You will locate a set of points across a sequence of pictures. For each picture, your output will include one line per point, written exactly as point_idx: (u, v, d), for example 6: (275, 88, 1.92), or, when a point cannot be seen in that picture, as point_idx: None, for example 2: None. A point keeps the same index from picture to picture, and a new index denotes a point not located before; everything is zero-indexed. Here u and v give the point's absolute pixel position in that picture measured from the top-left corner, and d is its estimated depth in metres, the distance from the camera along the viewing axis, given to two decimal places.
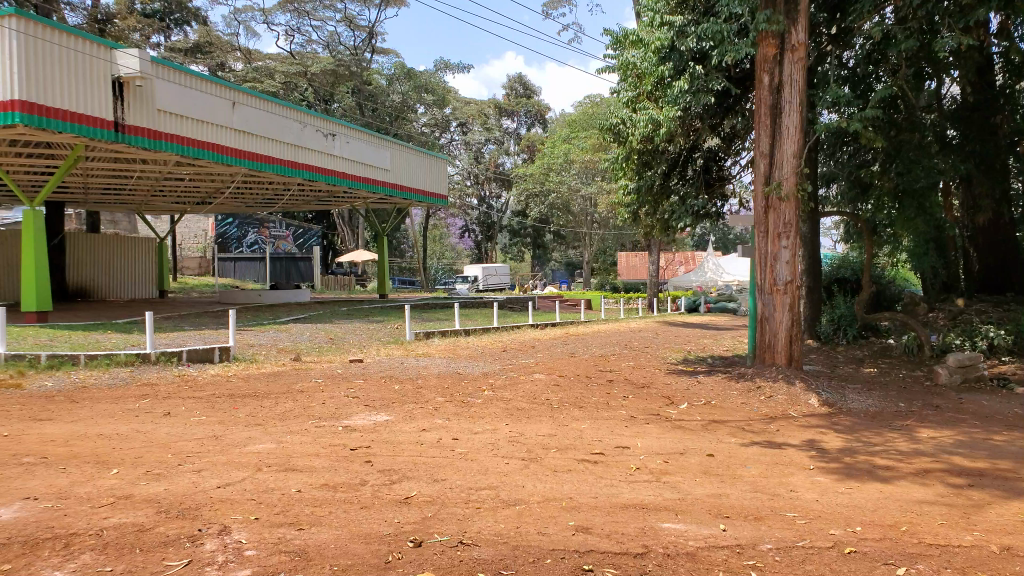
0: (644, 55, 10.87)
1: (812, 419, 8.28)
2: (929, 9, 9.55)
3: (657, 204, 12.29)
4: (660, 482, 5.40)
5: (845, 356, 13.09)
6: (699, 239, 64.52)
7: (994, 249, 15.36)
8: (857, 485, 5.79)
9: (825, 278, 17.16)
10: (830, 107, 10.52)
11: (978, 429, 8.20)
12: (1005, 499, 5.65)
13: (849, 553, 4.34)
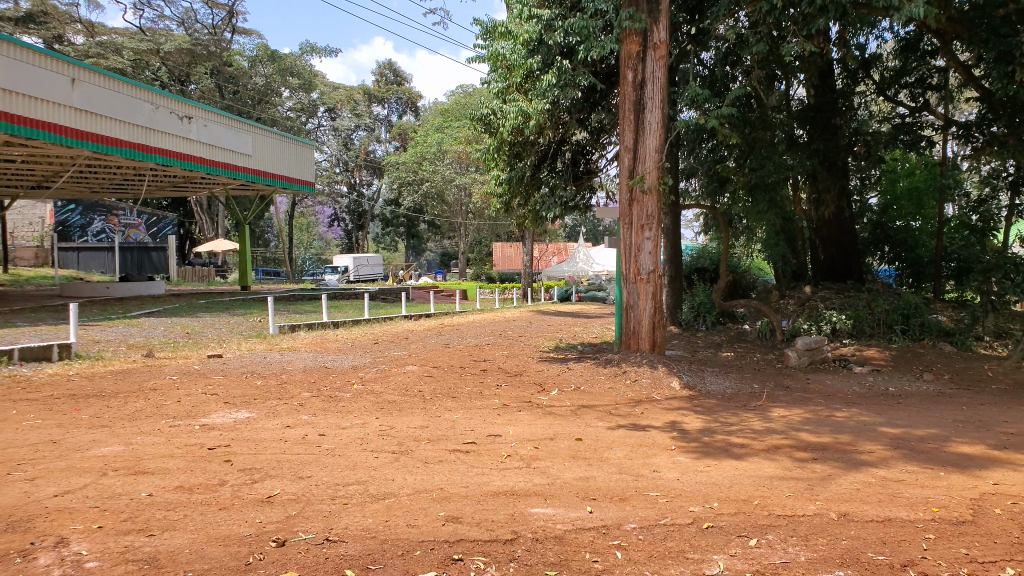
0: (513, 47, 10.85)
1: (674, 402, 8.67)
2: (776, 16, 10.22)
3: (528, 196, 12.46)
4: (530, 468, 5.49)
5: (705, 341, 13.78)
6: (572, 230, 66.11)
7: (837, 241, 16.62)
8: (714, 463, 6.13)
9: (686, 268, 17.95)
10: (690, 104, 11.00)
11: (821, 407, 8.88)
12: (844, 470, 6.15)
13: (707, 528, 4.59)
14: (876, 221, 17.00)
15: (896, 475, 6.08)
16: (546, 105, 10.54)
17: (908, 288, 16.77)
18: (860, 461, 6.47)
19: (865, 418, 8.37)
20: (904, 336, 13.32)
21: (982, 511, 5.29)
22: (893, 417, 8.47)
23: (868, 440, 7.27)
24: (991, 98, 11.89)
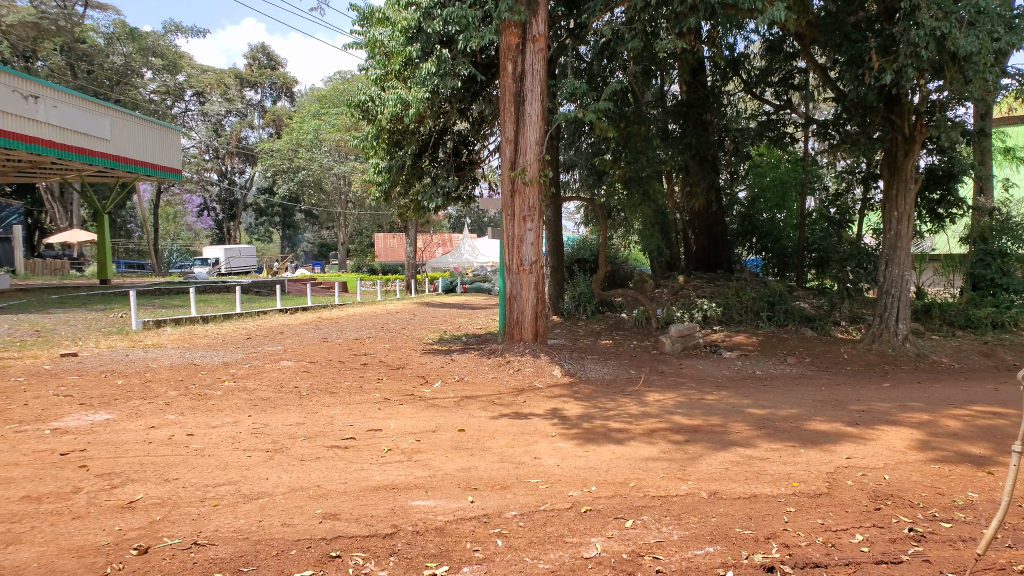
0: (391, 34, 10.78)
1: (555, 390, 8.85)
2: (650, 14, 10.58)
3: (409, 185, 12.35)
4: (411, 461, 5.45)
5: (585, 330, 14.13)
6: (456, 221, 66.28)
7: (708, 232, 17.43)
8: (593, 448, 6.30)
9: (567, 258, 18.32)
10: (569, 98, 11.19)
11: (694, 391, 9.30)
12: (714, 450, 6.47)
13: (585, 512, 4.71)
14: (745, 213, 17.97)
15: (761, 453, 6.46)
16: (425, 94, 10.39)
17: (774, 278, 17.80)
18: (729, 441, 6.82)
19: (733, 400, 8.84)
20: (769, 322, 14.15)
21: (837, 483, 5.70)
22: (758, 398, 8.99)
23: (737, 421, 7.69)
24: (843, 99, 12.72)
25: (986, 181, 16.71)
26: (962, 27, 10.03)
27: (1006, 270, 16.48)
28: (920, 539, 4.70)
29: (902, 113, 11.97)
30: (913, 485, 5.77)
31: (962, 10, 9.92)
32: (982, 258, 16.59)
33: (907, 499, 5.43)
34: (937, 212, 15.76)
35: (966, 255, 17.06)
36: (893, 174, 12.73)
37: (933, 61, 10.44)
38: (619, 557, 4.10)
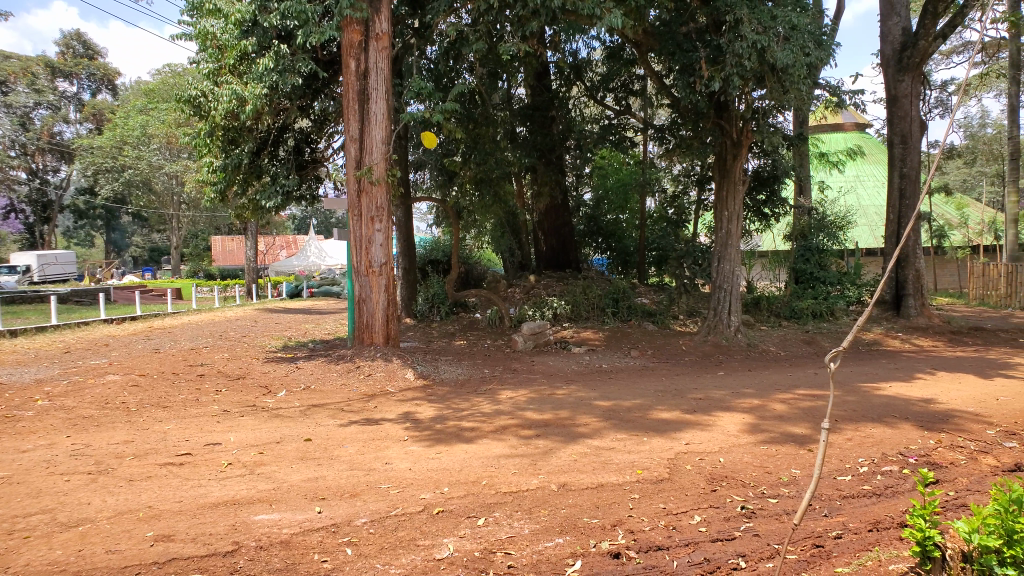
0: (224, 26, 10.26)
1: (407, 393, 8.76)
2: (493, 16, 10.73)
3: (247, 184, 11.79)
4: (254, 475, 5.20)
5: (438, 331, 14.09)
6: (301, 222, 64.69)
7: (557, 232, 17.90)
8: (445, 449, 6.29)
9: (420, 259, 18.20)
10: (415, 98, 11.12)
11: (545, 387, 9.52)
12: (564, 443, 6.64)
13: (437, 514, 4.68)
14: (591, 214, 18.65)
15: (608, 443, 6.71)
16: (263, 90, 9.98)
17: (619, 275, 18.53)
18: (578, 433, 7.03)
19: (582, 393, 9.13)
20: (615, 318, 14.73)
21: (677, 468, 6.01)
22: (605, 391, 9.35)
23: (585, 413, 7.95)
24: (677, 105, 13.43)
25: (805, 183, 18.32)
26: (779, 41, 10.97)
27: (823, 264, 17.97)
28: (750, 516, 5.05)
29: (730, 119, 12.81)
30: (744, 466, 6.20)
31: (779, 26, 10.93)
32: (803, 253, 17.99)
33: (739, 480, 5.83)
34: (763, 212, 16.97)
35: (789, 251, 18.49)
36: (723, 176, 13.59)
37: (755, 71, 11.29)
38: (471, 556, 4.11)
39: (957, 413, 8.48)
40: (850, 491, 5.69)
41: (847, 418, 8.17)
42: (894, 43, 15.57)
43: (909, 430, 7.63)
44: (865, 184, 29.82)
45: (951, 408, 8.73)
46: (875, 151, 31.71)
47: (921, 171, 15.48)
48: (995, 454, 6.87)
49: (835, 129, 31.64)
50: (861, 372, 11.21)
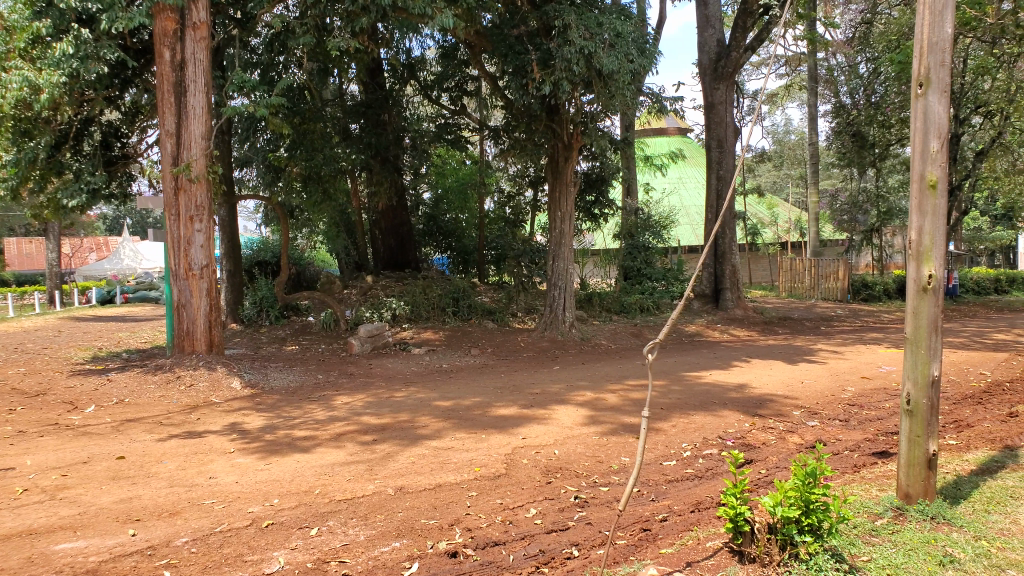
0: (13, 6, 9.28)
1: (234, 403, 8.32)
2: (321, 10, 10.46)
3: (45, 181, 10.72)
4: (54, 500, 4.73)
5: (269, 336, 13.50)
6: (113, 222, 59.68)
7: (394, 232, 17.72)
8: (276, 460, 6.03)
9: (247, 261, 17.33)
10: (238, 91, 10.61)
11: (383, 390, 9.38)
12: (402, 446, 6.57)
13: (267, 527, 4.49)
14: (430, 213, 18.64)
15: (446, 444, 6.71)
16: (61, 78, 9.10)
17: (458, 274, 18.63)
18: (416, 436, 6.99)
19: (420, 395, 9.08)
20: (454, 317, 14.81)
21: (514, 464, 6.12)
22: (443, 391, 9.35)
23: (423, 415, 7.91)
24: (511, 106, 13.66)
25: (632, 185, 19.32)
26: (604, 48, 11.49)
27: (650, 262, 19.03)
28: (583, 504, 5.24)
29: (561, 122, 13.23)
30: (579, 457, 6.42)
31: (605, 33, 11.45)
32: (631, 252, 18.91)
33: (573, 470, 6.03)
34: (593, 213, 17.69)
35: (618, 250, 19.39)
36: (555, 178, 14.00)
37: (583, 76, 11.75)
38: (303, 568, 3.97)
39: (768, 397, 9.26)
40: (675, 475, 6.05)
41: (673, 406, 8.68)
42: (710, 53, 16.71)
43: (726, 416, 8.23)
44: (687, 186, 31.94)
45: (763, 392, 9.53)
46: (695, 155, 34.03)
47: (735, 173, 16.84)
48: (799, 432, 7.58)
49: (659, 134, 33.62)
50: (685, 362, 11.98)
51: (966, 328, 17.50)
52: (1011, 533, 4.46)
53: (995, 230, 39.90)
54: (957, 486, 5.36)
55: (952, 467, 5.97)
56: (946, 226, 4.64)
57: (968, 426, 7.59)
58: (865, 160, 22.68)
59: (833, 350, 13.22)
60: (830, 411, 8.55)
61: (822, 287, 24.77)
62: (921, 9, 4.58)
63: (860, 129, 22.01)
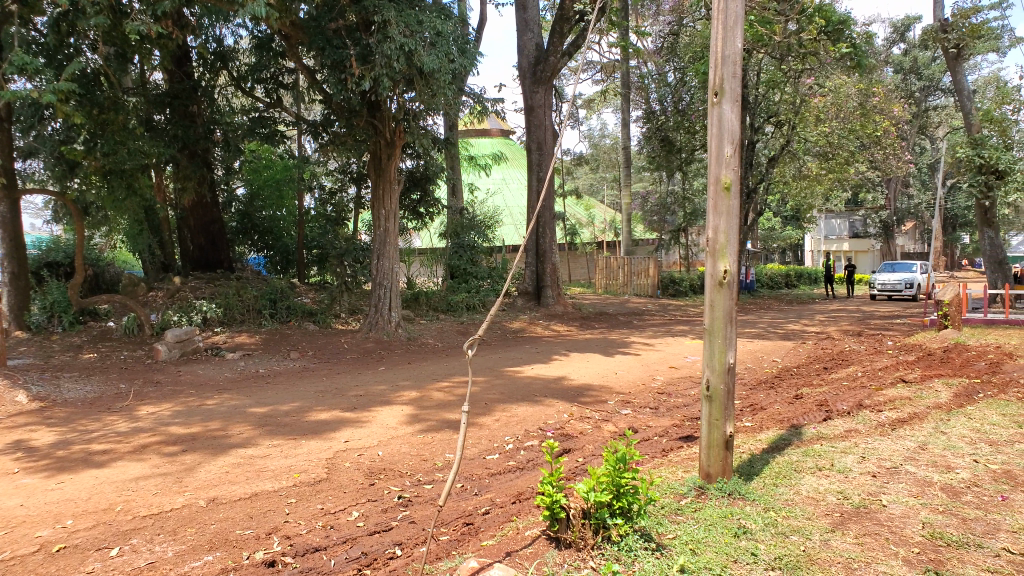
0: None
1: (18, 419, 7.49)
2: None
3: None
4: None
5: (61, 344, 12.23)
6: None
7: (205, 230, 16.71)
8: (69, 477, 5.52)
9: (33, 263, 15.57)
10: (20, 75, 9.57)
11: (193, 398, 8.84)
12: (214, 455, 6.24)
13: (58, 551, 4.11)
14: (244, 210, 17.70)
15: (263, 451, 6.46)
16: None
17: (277, 275, 17.89)
18: (230, 444, 6.66)
19: (234, 401, 8.64)
20: (272, 319, 14.20)
21: (335, 467, 6.01)
22: (261, 397, 8.97)
23: (238, 422, 7.54)
24: (331, 101, 13.33)
25: (455, 184, 19.51)
26: (425, 45, 11.53)
27: (474, 261, 19.30)
28: (407, 504, 5.25)
29: (382, 119, 13.09)
30: (403, 456, 6.42)
31: (426, 31, 11.48)
32: (456, 251, 19.06)
33: (397, 470, 6.02)
34: (417, 211, 17.65)
35: (443, 249, 19.45)
36: (377, 176, 13.83)
37: (405, 73, 11.72)
38: None
39: (585, 388, 9.73)
40: (498, 468, 6.21)
41: (496, 401, 8.90)
42: (529, 57, 17.27)
43: (547, 407, 8.56)
44: (510, 187, 32.76)
45: (581, 383, 9.99)
46: (516, 157, 34.96)
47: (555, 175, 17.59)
48: (614, 421, 8.04)
49: (482, 134, 34.18)
50: (508, 358, 12.28)
51: (758, 319, 19.31)
52: (794, 503, 5.03)
53: (783, 231, 44.30)
54: (750, 464, 5.93)
55: (746, 446, 6.61)
56: (739, 225, 5.10)
57: (761, 409, 8.41)
58: (673, 163, 24.46)
59: (644, 343, 14.11)
60: (641, 399, 9.14)
61: (635, 283, 26.34)
62: (715, 24, 5.02)
63: (668, 134, 23.70)
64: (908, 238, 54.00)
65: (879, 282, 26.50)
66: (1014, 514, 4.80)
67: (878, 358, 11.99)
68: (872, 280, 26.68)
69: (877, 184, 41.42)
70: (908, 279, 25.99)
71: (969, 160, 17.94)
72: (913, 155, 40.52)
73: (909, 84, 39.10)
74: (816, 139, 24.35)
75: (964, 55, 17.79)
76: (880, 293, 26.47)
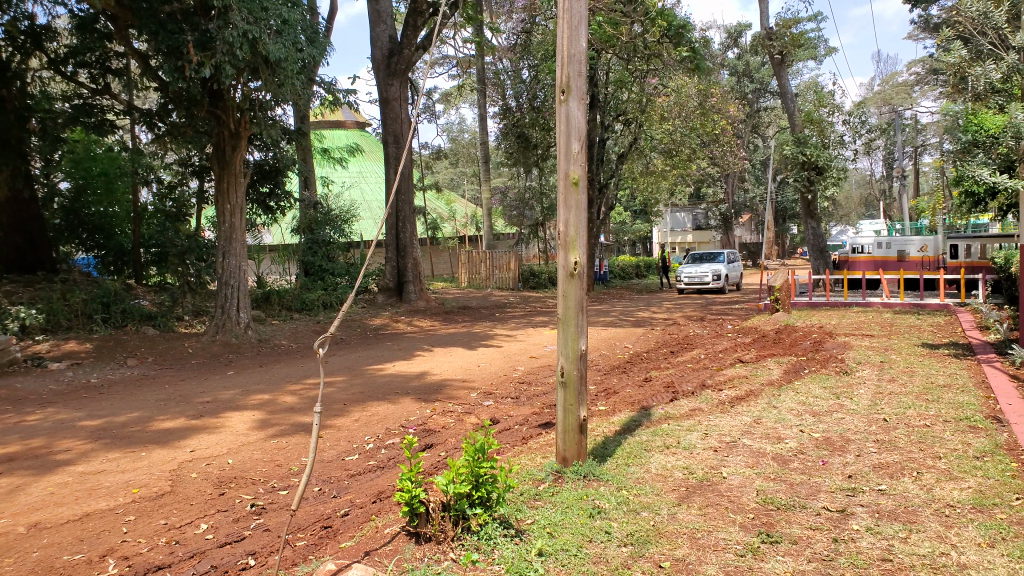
0: None
1: None
2: None
3: None
4: None
5: None
6: None
7: (21, 227, 15.31)
8: None
9: None
10: None
11: (13, 414, 8.05)
12: (39, 476, 5.72)
13: None
14: (68, 206, 16.06)
15: (96, 467, 5.99)
16: None
17: (110, 276, 16.48)
18: (58, 462, 6.14)
19: (63, 416, 7.96)
20: (105, 325, 13.18)
21: (180, 479, 5.68)
22: (94, 409, 8.31)
23: (66, 438, 6.95)
24: (167, 89, 12.50)
25: (308, 178, 18.88)
26: (271, 34, 11.09)
27: (330, 257, 18.78)
28: (261, 512, 5.06)
29: (226, 109, 12.49)
30: (256, 463, 6.17)
31: (271, 19, 11.04)
32: (310, 247, 18.46)
33: (249, 478, 5.78)
34: (267, 205, 16.96)
35: (297, 245, 18.77)
36: (221, 169, 13.17)
37: (249, 62, 11.20)
38: None
39: (446, 382, 9.76)
40: (357, 469, 6.10)
41: (354, 400, 8.72)
42: (382, 49, 16.90)
43: (406, 404, 8.51)
44: (368, 180, 32.16)
45: (441, 378, 10.00)
46: (373, 151, 34.41)
47: (413, 169, 17.47)
48: (474, 413, 8.11)
49: (335, 126, 33.35)
50: (367, 356, 12.08)
51: (612, 308, 20.04)
52: (644, 481, 5.29)
53: (634, 224, 46.24)
54: (604, 446, 6.17)
55: (600, 429, 6.86)
56: (587, 217, 5.27)
57: (614, 393, 8.77)
58: (529, 160, 24.98)
59: (502, 335, 14.31)
60: (501, 390, 9.28)
61: (496, 277, 26.66)
62: (561, 22, 5.14)
63: (525, 131, 24.18)
64: (745, 230, 57.87)
65: (685, 274, 25.21)
66: (833, 476, 5.30)
67: (719, 341, 12.82)
68: (679, 272, 25.36)
69: (717, 179, 44.17)
70: (714, 270, 24.86)
71: (794, 157, 19.56)
72: (747, 152, 43.53)
73: (742, 86, 41.94)
74: (662, 136, 25.61)
75: (787, 60, 19.27)
76: (688, 286, 25.15)
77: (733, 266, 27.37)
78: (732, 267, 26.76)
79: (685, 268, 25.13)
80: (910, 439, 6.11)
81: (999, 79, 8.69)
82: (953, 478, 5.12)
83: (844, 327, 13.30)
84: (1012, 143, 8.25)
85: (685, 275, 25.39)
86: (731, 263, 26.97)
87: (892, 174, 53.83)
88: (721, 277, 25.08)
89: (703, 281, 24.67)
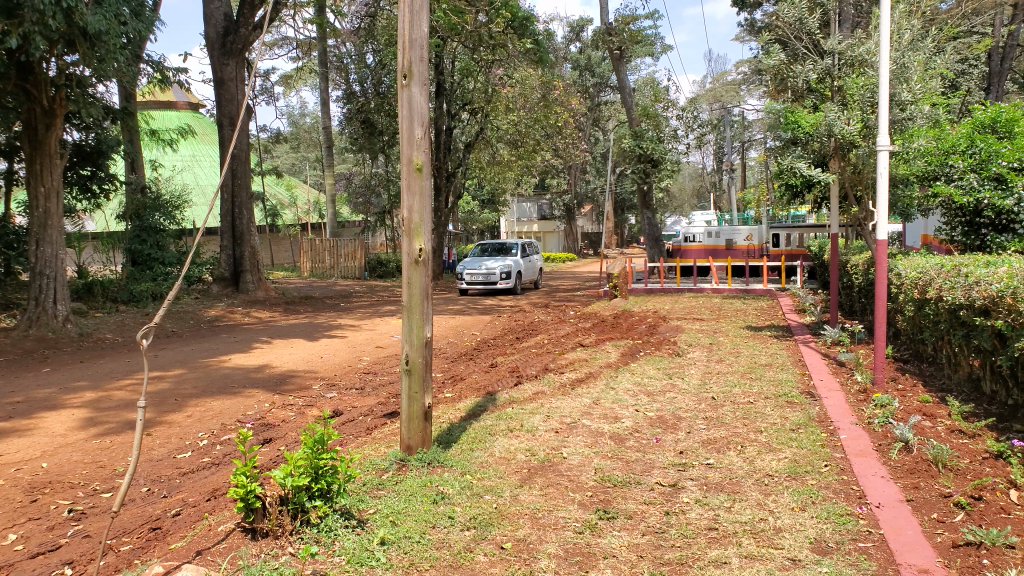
0: None
1: None
2: None
3: None
4: None
5: None
6: None
7: None
8: None
9: None
10: None
11: None
12: None
13: None
14: None
15: None
16: None
17: None
18: None
19: None
20: None
21: None
22: None
23: None
24: None
25: (134, 159, 17.46)
26: (89, 4, 10.15)
27: (160, 245, 17.45)
28: (80, 517, 4.66)
29: (37, 83, 11.36)
30: (75, 466, 5.67)
31: None
32: (138, 235, 17.04)
33: (67, 482, 5.30)
34: (87, 189, 15.55)
35: (123, 232, 17.28)
36: (32, 148, 11.92)
37: (63, 33, 10.21)
38: None
39: (289, 374, 9.42)
40: (189, 467, 5.76)
41: (189, 395, 8.22)
42: (216, 26, 15.93)
43: (246, 398, 8.13)
44: (201, 165, 30.33)
45: (284, 370, 9.64)
46: (207, 133, 32.44)
47: (249, 154, 16.69)
48: (318, 405, 7.88)
49: (166, 107, 31.19)
50: (202, 348, 11.42)
51: (458, 296, 20.11)
52: (488, 464, 5.37)
53: (481, 213, 46.64)
54: (449, 432, 6.20)
55: (446, 416, 6.88)
56: (432, 204, 5.25)
57: (461, 380, 8.85)
58: (375, 146, 24.49)
59: (348, 325, 13.97)
60: (347, 381, 9.09)
61: (342, 266, 26.06)
62: (403, 6, 5.05)
63: (370, 116, 23.70)
64: (586, 219, 59.90)
65: (467, 271, 20.22)
66: (665, 453, 5.62)
67: (562, 327, 13.25)
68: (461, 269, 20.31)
69: (561, 170, 45.45)
70: (502, 267, 20.20)
71: (631, 150, 20.51)
72: (589, 145, 45.14)
73: (584, 80, 43.42)
74: (507, 127, 26.01)
75: (625, 56, 20.10)
76: (471, 285, 20.31)
77: (529, 259, 22.59)
78: (527, 261, 22.13)
79: (466, 262, 20.24)
80: (735, 415, 6.61)
81: (815, 79, 9.51)
82: (772, 450, 5.59)
83: (676, 312, 14.13)
84: (824, 140, 9.13)
85: (467, 272, 20.41)
86: (526, 256, 22.44)
87: (721, 168, 57.70)
88: (511, 274, 20.40)
89: (489, 279, 19.90)
